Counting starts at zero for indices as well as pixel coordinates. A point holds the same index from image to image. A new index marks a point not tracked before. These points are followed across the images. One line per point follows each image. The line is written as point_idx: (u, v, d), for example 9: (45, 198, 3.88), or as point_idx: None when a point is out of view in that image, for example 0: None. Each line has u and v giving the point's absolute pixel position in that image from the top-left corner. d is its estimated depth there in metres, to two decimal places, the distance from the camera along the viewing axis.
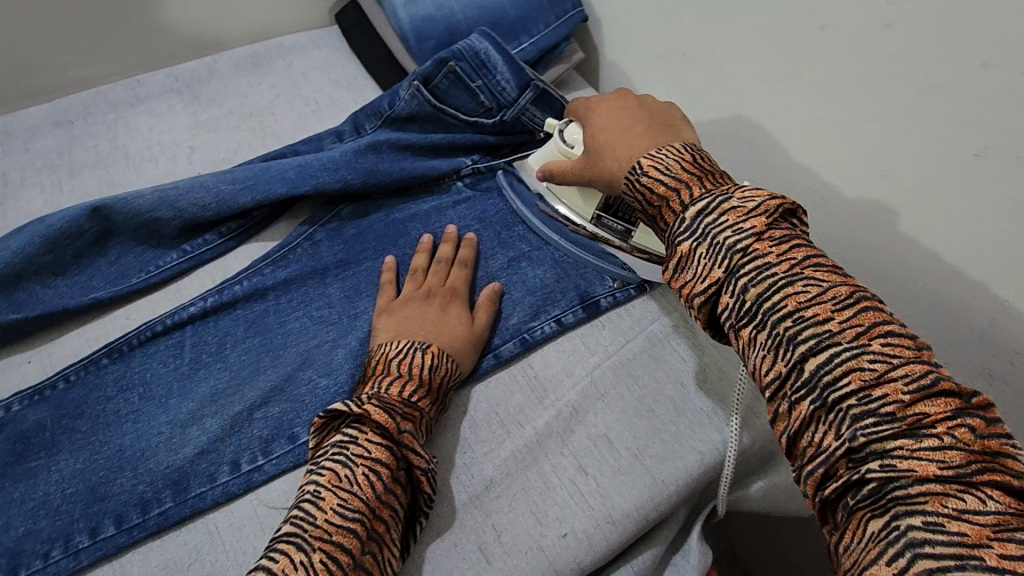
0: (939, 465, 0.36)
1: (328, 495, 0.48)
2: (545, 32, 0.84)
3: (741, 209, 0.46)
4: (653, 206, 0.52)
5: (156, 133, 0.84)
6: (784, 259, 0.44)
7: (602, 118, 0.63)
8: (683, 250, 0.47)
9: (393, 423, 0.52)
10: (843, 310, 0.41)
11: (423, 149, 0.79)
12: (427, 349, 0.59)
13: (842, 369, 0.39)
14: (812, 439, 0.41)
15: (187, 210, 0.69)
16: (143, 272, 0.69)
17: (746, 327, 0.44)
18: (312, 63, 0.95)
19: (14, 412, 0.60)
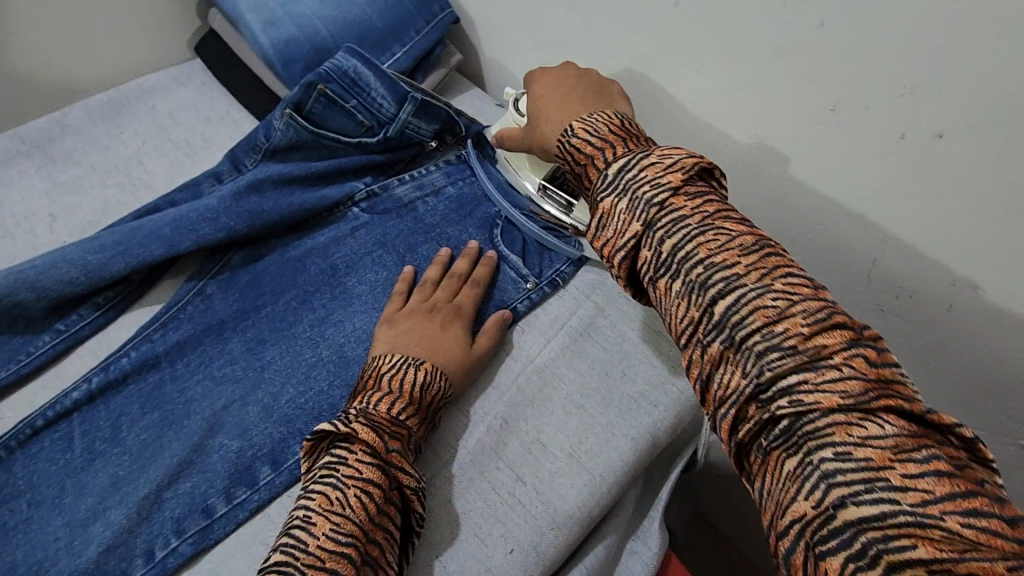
0: (842, 394, 0.37)
1: (319, 519, 0.47)
2: (417, 39, 0.83)
3: (659, 164, 0.46)
4: (580, 166, 0.52)
5: (8, 205, 0.76)
6: (698, 212, 0.45)
7: (547, 91, 0.61)
8: (606, 207, 0.47)
9: (383, 440, 0.52)
10: (750, 256, 0.42)
11: (309, 178, 0.75)
12: (421, 365, 0.59)
13: (749, 307, 0.40)
14: (729, 387, 0.41)
15: (51, 288, 0.63)
16: (13, 363, 0.63)
17: (663, 278, 0.45)
18: (178, 102, 0.89)
19: None
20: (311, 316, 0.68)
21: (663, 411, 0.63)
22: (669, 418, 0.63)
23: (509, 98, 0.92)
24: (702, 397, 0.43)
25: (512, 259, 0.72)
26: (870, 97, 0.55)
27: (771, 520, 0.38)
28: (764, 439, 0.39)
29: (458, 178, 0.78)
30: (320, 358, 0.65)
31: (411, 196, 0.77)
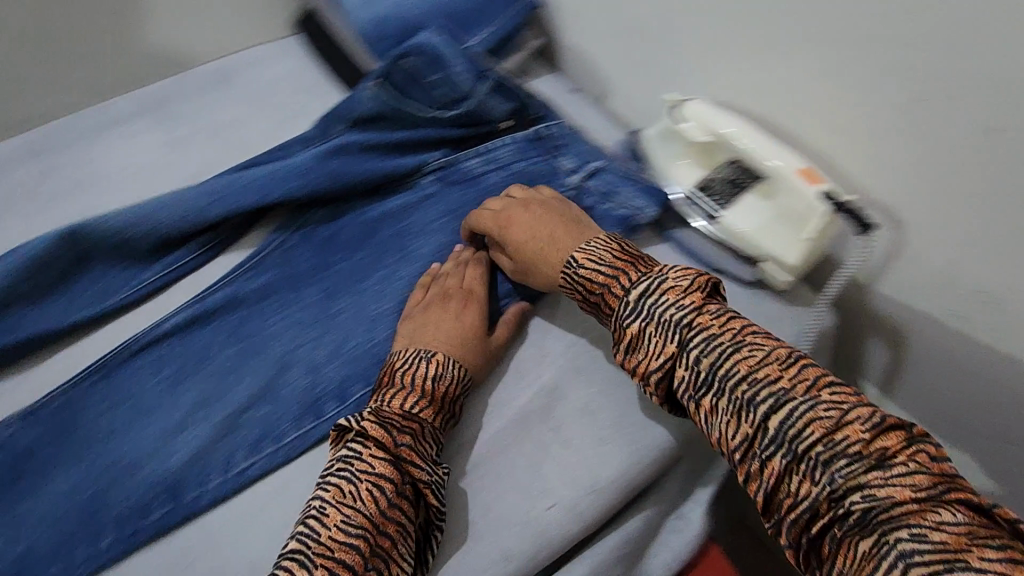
0: (911, 487, 0.41)
1: (333, 511, 0.49)
2: (500, 22, 0.85)
3: (678, 286, 0.54)
4: (592, 293, 0.59)
5: (128, 155, 0.86)
6: (726, 330, 0.51)
7: (516, 231, 0.66)
8: (633, 332, 0.54)
9: (390, 436, 0.53)
10: (788, 368, 0.48)
11: (387, 147, 0.79)
12: (432, 358, 0.60)
13: (802, 421, 0.45)
14: (796, 496, 0.44)
15: (162, 225, 0.70)
16: (125, 289, 0.71)
17: (706, 397, 0.50)
18: (276, 74, 0.95)
19: (8, 434, 0.61)
20: (381, 274, 0.73)
21: None
22: None
23: (582, 83, 0.94)
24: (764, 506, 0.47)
25: None
26: (956, 90, 0.54)
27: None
28: (836, 541, 0.42)
29: (529, 156, 0.80)
30: (384, 312, 0.70)
31: (481, 170, 0.79)
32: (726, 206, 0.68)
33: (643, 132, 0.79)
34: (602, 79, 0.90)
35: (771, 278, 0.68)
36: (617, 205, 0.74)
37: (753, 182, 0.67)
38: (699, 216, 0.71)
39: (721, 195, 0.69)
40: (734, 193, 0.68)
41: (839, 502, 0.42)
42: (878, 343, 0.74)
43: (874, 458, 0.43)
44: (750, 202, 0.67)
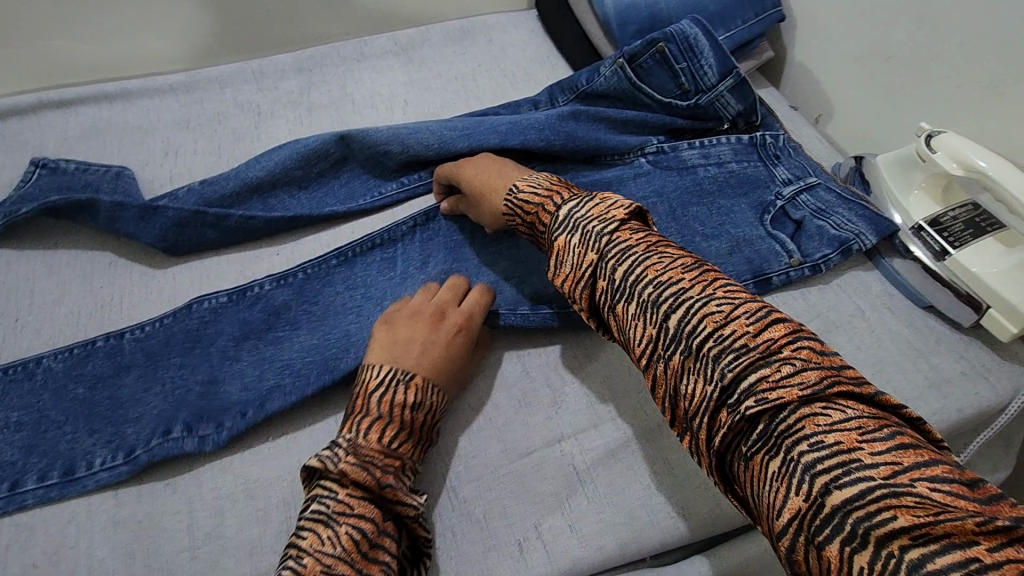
0: (799, 386, 0.39)
1: (311, 560, 0.46)
2: (742, 28, 0.88)
3: (603, 205, 0.53)
4: (530, 214, 0.60)
5: (377, 85, 0.96)
6: (637, 240, 0.50)
7: (472, 169, 0.70)
8: (560, 244, 0.53)
9: (377, 474, 0.52)
10: (691, 272, 0.47)
11: (617, 122, 0.83)
12: (410, 382, 0.57)
13: (697, 316, 0.44)
14: (710, 404, 0.42)
15: (412, 147, 0.79)
16: (368, 197, 0.80)
17: (619, 303, 0.48)
18: (511, 40, 1.03)
19: (265, 290, 0.70)
20: None
21: None
22: None
23: (803, 100, 0.94)
24: (671, 414, 0.46)
25: (780, 236, 0.74)
26: None
27: (771, 526, 0.38)
28: (743, 449, 0.41)
29: (744, 158, 0.82)
30: None
31: (695, 161, 0.82)
32: (959, 244, 0.67)
33: (870, 157, 0.78)
34: (827, 100, 0.90)
35: (994, 329, 0.65)
36: (833, 224, 0.74)
37: (995, 229, 0.67)
38: (920, 248, 0.70)
39: (955, 233, 0.68)
40: (970, 233, 0.67)
41: (734, 407, 0.40)
42: None
43: (760, 351, 0.41)
44: (990, 245, 0.66)
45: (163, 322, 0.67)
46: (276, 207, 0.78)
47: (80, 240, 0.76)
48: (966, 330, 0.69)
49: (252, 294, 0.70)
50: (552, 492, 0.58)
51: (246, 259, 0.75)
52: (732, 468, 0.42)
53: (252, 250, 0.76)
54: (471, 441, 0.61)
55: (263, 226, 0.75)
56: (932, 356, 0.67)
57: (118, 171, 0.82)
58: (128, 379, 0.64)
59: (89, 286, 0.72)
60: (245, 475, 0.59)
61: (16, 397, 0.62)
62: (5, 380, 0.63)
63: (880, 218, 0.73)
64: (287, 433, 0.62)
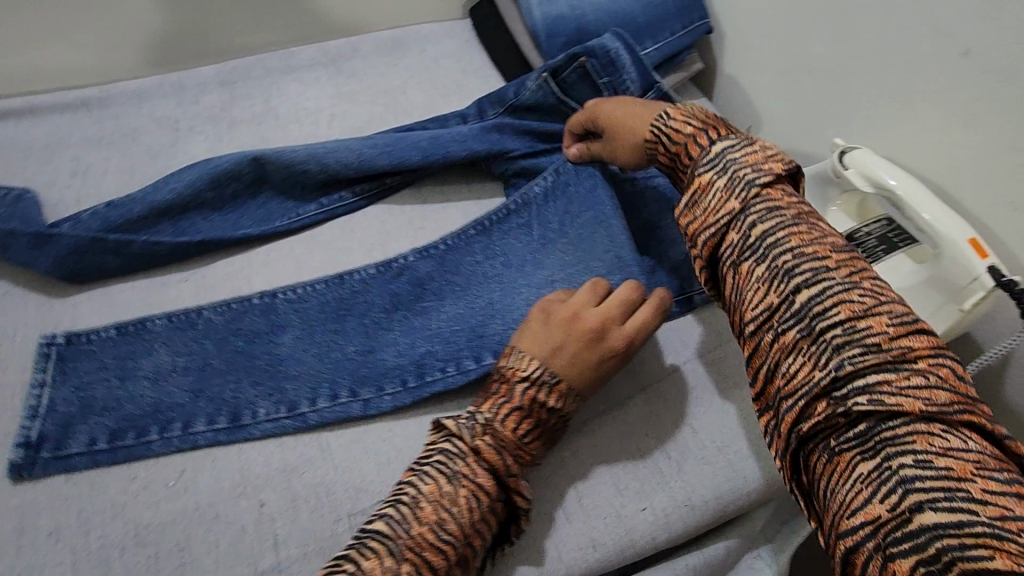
0: (927, 401, 0.40)
1: (428, 508, 0.50)
2: (670, 40, 0.87)
3: (761, 155, 0.52)
4: (676, 144, 0.57)
5: (303, 99, 0.93)
6: (791, 208, 0.50)
7: (621, 101, 0.65)
8: (702, 182, 0.53)
9: (508, 463, 0.53)
10: (840, 254, 0.47)
11: (543, 136, 0.82)
12: (556, 387, 0.55)
13: (833, 300, 0.44)
14: (815, 385, 0.43)
15: (331, 166, 0.76)
16: (286, 218, 0.77)
17: (747, 261, 0.49)
18: (444, 50, 1.01)
19: (182, 321, 0.67)
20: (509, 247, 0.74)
21: None
22: None
23: (733, 112, 0.94)
24: (762, 381, 0.48)
25: None
26: None
27: (838, 523, 0.39)
28: (830, 434, 0.42)
29: None
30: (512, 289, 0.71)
31: None
32: (872, 260, 0.67)
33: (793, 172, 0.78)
34: (755, 112, 0.90)
35: None
36: None
37: (907, 243, 0.67)
38: None
39: (868, 248, 0.67)
40: (884, 248, 0.67)
41: (842, 399, 0.42)
42: None
43: (890, 352, 0.42)
44: (902, 261, 0.66)
45: (162, 323, 0.67)
46: (188, 230, 0.75)
47: None
48: None
49: (167, 327, 0.67)
50: None
51: (152, 285, 0.72)
52: (806, 457, 0.44)
53: (159, 277, 0.72)
54: (380, 473, 0.59)
55: (168, 252, 0.72)
56: None
57: (19, 194, 0.78)
58: (282, 339, 0.66)
59: None
60: (134, 520, 0.56)
61: None
62: (123, 339, 0.66)
63: None
64: (184, 473, 0.59)
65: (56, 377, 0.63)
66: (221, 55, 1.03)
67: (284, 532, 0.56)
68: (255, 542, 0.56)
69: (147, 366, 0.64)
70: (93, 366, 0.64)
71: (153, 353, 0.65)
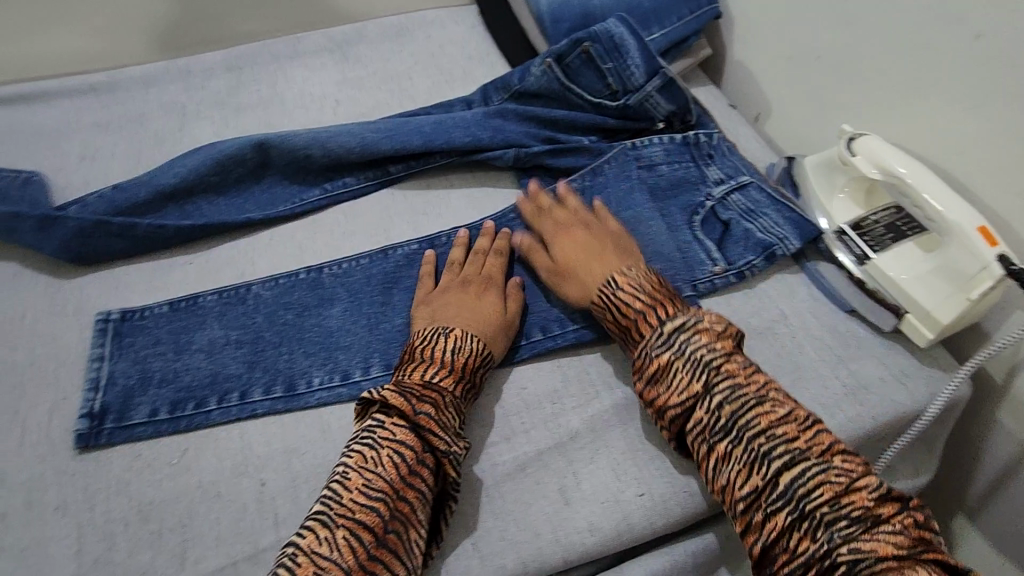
0: (895, 545, 0.45)
1: (354, 475, 0.50)
2: (677, 26, 0.85)
3: (712, 331, 0.57)
4: (626, 317, 0.61)
5: (309, 85, 0.93)
6: (751, 382, 0.54)
7: (569, 244, 0.68)
8: (662, 362, 0.56)
9: (428, 409, 0.54)
10: (804, 430, 0.52)
11: (545, 123, 0.81)
12: (450, 333, 0.60)
13: (812, 481, 0.48)
14: (774, 505, 0.49)
15: (334, 151, 0.76)
16: (289, 203, 0.77)
17: (721, 441, 0.53)
18: (450, 37, 1.00)
19: (206, 302, 0.69)
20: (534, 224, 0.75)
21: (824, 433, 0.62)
22: None
23: (742, 99, 0.92)
24: (757, 559, 0.49)
25: (707, 242, 0.73)
26: None
27: None
28: (790, 546, 0.47)
29: (675, 159, 0.80)
30: None
31: (628, 165, 0.79)
32: (879, 248, 0.67)
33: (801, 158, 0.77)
34: (764, 100, 0.89)
35: (912, 333, 0.65)
36: (760, 228, 0.73)
37: (915, 232, 0.66)
38: (844, 252, 0.69)
39: (875, 236, 0.67)
40: (891, 237, 0.67)
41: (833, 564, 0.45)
42: (1006, 428, 0.69)
43: (814, 455, 0.50)
44: (910, 249, 0.66)
45: (213, 299, 0.69)
46: (192, 214, 0.76)
47: None
48: (888, 335, 0.68)
49: (189, 308, 0.69)
50: (458, 507, 0.57)
51: (157, 268, 0.72)
52: None
53: (163, 260, 0.73)
54: None
55: (174, 235, 0.73)
56: (853, 362, 0.66)
57: (27, 178, 0.79)
58: (334, 310, 0.69)
59: None
60: (138, 497, 0.57)
61: None
62: (157, 317, 0.68)
63: (807, 222, 0.72)
64: (185, 452, 0.60)
65: (113, 351, 0.65)
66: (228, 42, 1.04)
67: (284, 511, 0.57)
68: (256, 520, 0.56)
69: (201, 340, 0.67)
70: (148, 340, 0.66)
71: (207, 327, 0.67)
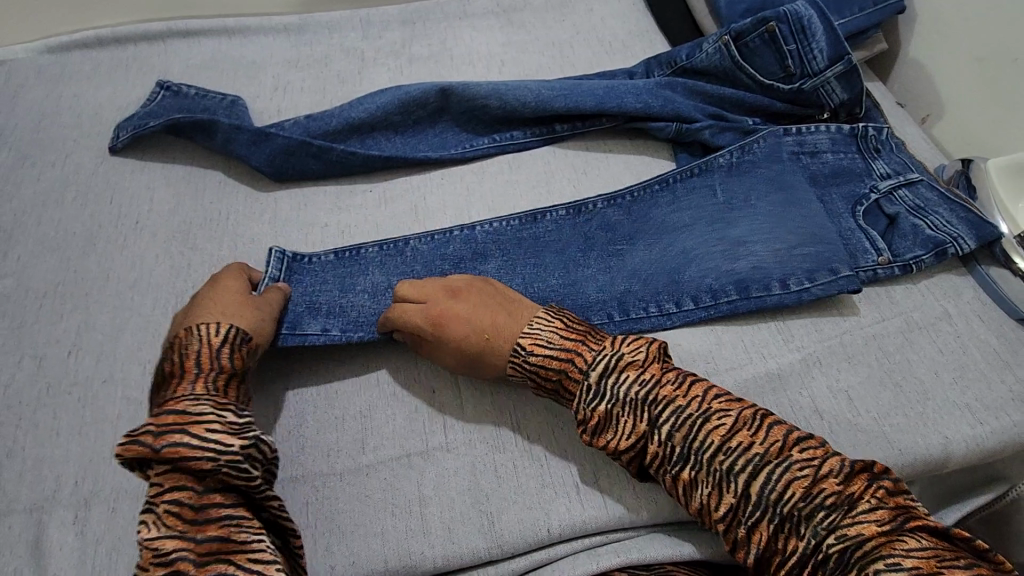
0: (877, 522, 0.45)
1: (146, 554, 0.44)
2: (859, 16, 0.84)
3: (636, 362, 0.55)
4: (550, 379, 0.58)
5: (476, 44, 0.99)
6: (691, 399, 0.53)
7: (455, 328, 0.60)
8: (602, 414, 0.55)
9: (148, 440, 0.47)
10: (756, 433, 0.51)
11: (713, 99, 0.83)
12: (183, 337, 0.55)
13: (781, 481, 0.48)
14: (754, 518, 0.48)
15: (509, 103, 0.81)
16: (459, 147, 0.82)
17: (682, 470, 0.52)
18: (613, 10, 1.03)
19: (370, 252, 0.72)
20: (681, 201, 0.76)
21: (985, 433, 0.61)
22: (989, 442, 0.61)
23: (913, 98, 0.90)
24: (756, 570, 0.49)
25: (871, 232, 0.73)
26: None
27: None
28: (780, 549, 0.47)
29: (840, 149, 0.79)
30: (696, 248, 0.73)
31: (794, 149, 0.78)
32: None
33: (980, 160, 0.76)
34: (938, 101, 0.86)
35: None
36: (930, 224, 0.72)
37: None
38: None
39: None
40: None
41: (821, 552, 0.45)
42: None
43: (774, 456, 0.49)
44: None
45: (374, 250, 0.72)
46: (373, 147, 0.82)
47: (194, 159, 0.82)
48: None
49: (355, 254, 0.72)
50: None
51: (342, 192, 0.80)
52: None
53: (348, 185, 0.80)
54: None
55: (360, 163, 0.80)
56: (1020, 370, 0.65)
57: (233, 100, 0.88)
58: (491, 266, 0.72)
59: (200, 201, 0.78)
60: (320, 388, 0.64)
61: (148, 289, 0.71)
62: (327, 259, 0.71)
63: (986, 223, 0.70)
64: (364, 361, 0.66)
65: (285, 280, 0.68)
66: None
67: (452, 418, 0.62)
68: (428, 422, 0.62)
69: (366, 283, 0.69)
70: (317, 278, 0.69)
71: (369, 273, 0.70)
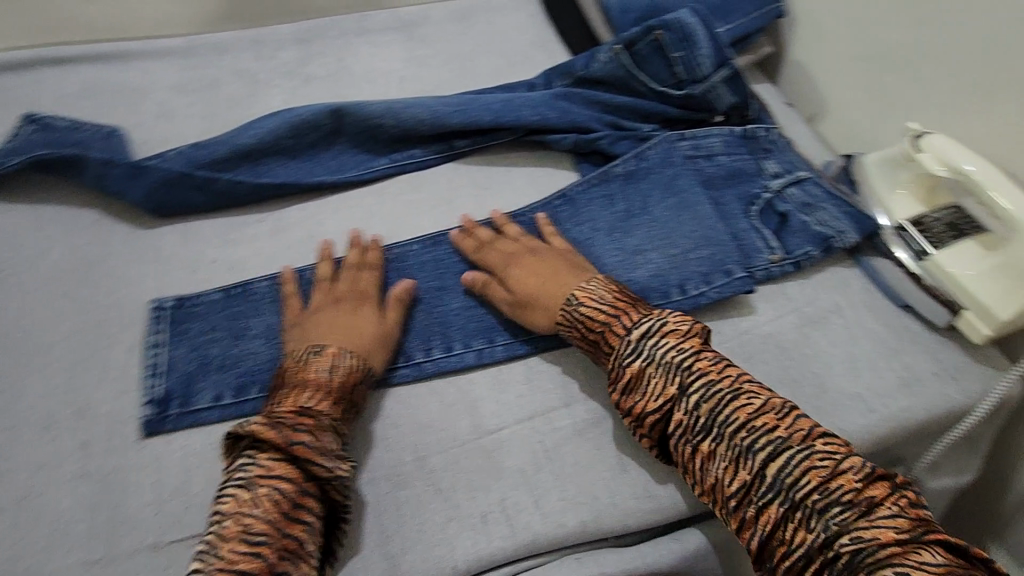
0: (894, 530, 0.45)
1: (230, 523, 0.48)
2: (742, 21, 0.87)
3: (678, 331, 0.58)
4: (592, 331, 0.61)
5: (376, 61, 0.96)
6: (724, 376, 0.55)
7: (518, 271, 0.67)
8: (634, 370, 0.57)
9: (283, 427, 0.53)
10: (783, 419, 0.52)
11: (609, 108, 0.83)
12: (322, 351, 0.59)
13: (801, 468, 0.49)
14: (766, 499, 0.49)
15: (405, 122, 0.79)
16: (356, 170, 0.80)
17: (704, 441, 0.53)
18: (513, 21, 1.02)
19: (261, 287, 0.69)
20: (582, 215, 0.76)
21: (877, 420, 0.64)
22: (881, 429, 0.63)
23: (800, 98, 0.94)
24: (756, 554, 0.50)
25: (764, 231, 0.75)
26: None
27: None
28: (786, 537, 0.48)
29: (733, 152, 0.81)
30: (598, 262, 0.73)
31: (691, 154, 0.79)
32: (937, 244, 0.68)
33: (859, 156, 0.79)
34: (823, 100, 0.90)
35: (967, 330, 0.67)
36: (817, 221, 0.75)
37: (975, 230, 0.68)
38: (902, 249, 0.71)
39: (935, 233, 0.69)
40: (952, 235, 0.68)
41: (834, 550, 0.46)
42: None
43: (797, 442, 0.50)
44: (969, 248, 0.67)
45: (266, 284, 0.69)
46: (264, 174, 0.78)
47: (66, 198, 0.76)
48: (942, 330, 0.69)
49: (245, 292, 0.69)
50: (519, 465, 0.60)
51: (232, 223, 0.75)
52: None
53: (238, 216, 0.76)
54: (440, 419, 0.62)
55: (250, 192, 0.76)
56: (906, 356, 0.68)
57: (109, 132, 0.82)
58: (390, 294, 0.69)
59: (73, 243, 0.72)
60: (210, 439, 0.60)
61: (9, 345, 0.65)
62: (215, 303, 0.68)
63: (865, 218, 0.74)
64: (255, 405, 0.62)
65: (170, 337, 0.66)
66: (295, 15, 1.07)
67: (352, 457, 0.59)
68: None
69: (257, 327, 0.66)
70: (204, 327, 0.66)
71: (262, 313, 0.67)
